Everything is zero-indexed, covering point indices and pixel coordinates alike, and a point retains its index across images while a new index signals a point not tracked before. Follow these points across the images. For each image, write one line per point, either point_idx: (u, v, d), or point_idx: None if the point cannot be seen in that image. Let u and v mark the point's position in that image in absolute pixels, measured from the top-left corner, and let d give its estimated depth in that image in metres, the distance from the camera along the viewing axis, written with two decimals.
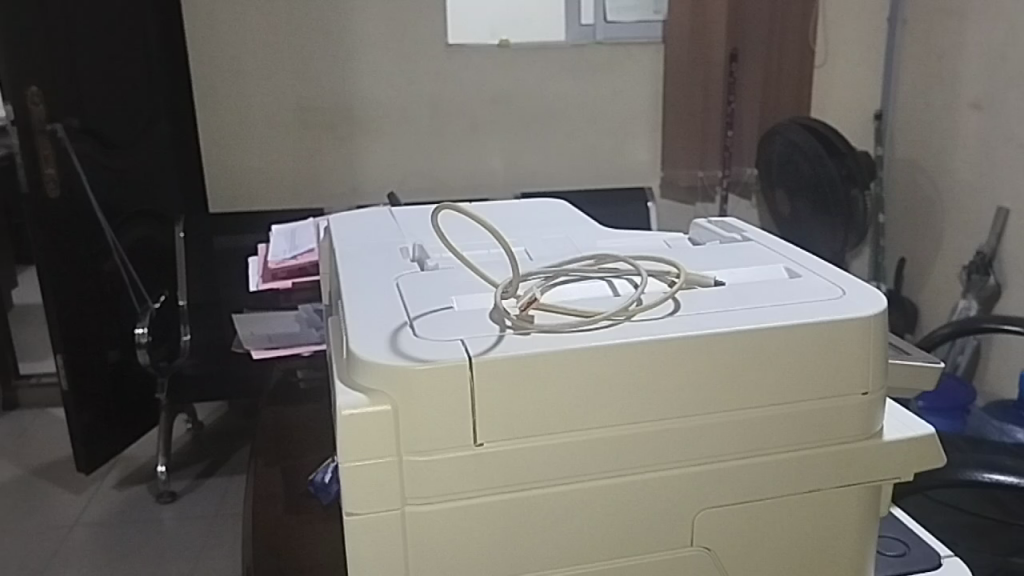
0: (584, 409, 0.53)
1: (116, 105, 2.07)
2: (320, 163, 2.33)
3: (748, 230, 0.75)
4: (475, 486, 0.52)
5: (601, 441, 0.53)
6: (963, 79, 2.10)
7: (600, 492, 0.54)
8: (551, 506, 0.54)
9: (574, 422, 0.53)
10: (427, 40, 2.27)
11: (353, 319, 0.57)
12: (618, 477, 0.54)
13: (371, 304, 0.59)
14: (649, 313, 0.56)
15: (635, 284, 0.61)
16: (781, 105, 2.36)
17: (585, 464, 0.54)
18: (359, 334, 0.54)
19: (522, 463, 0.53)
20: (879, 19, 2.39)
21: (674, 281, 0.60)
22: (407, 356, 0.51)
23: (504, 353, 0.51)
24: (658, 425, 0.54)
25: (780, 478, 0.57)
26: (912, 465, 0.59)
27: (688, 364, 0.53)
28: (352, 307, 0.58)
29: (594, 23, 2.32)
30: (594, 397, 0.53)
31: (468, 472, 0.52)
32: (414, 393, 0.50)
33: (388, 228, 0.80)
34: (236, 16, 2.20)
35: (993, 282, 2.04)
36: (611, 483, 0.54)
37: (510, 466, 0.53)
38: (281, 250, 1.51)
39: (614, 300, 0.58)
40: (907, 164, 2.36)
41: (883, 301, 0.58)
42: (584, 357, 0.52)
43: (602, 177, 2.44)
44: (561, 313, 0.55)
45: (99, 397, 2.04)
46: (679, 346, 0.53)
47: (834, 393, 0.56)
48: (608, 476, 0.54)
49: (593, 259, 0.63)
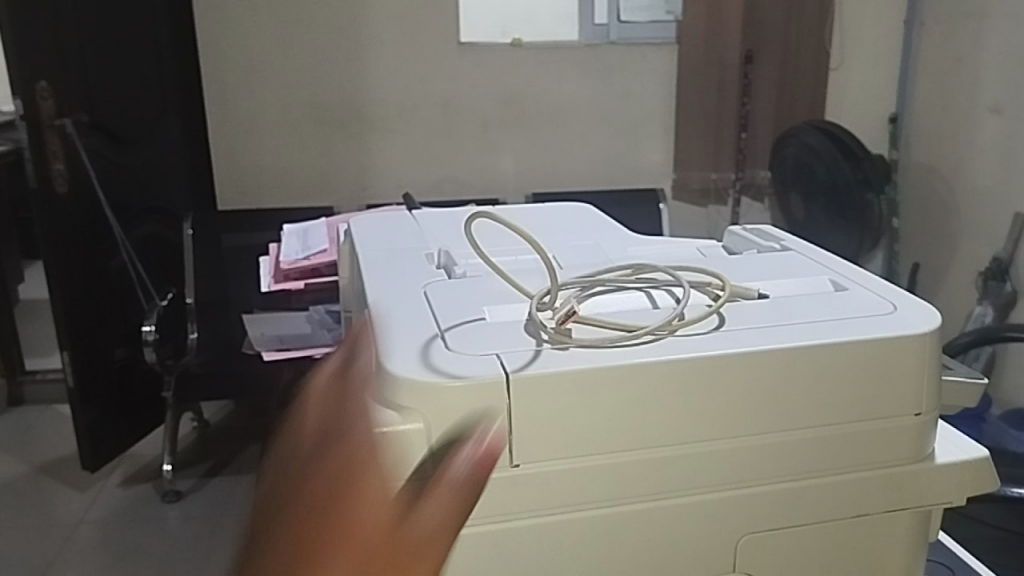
0: (626, 431, 0.50)
1: (127, 100, 2.04)
2: (331, 161, 2.30)
3: (786, 239, 0.72)
4: (510, 508, 0.50)
5: (641, 462, 0.51)
6: (982, 84, 2.07)
7: (640, 515, 0.52)
8: (590, 529, 0.51)
9: (616, 442, 0.50)
10: (439, 39, 2.24)
11: (380, 330, 0.54)
12: (660, 500, 0.52)
13: (399, 314, 0.56)
14: (696, 326, 0.53)
15: (675, 296, 0.58)
16: (795, 108, 2.33)
17: (623, 485, 0.51)
18: (390, 344, 0.52)
19: (558, 484, 0.50)
20: (896, 22, 2.36)
21: (718, 293, 0.57)
22: (438, 371, 0.48)
23: (543, 370, 0.48)
24: (702, 446, 0.51)
25: (829, 503, 0.54)
26: (964, 489, 0.56)
27: (734, 382, 0.51)
28: (380, 317, 0.56)
29: (607, 22, 2.29)
30: (636, 417, 0.50)
31: (504, 495, 0.49)
32: (447, 411, 0.48)
33: (411, 232, 0.78)
34: (246, 13, 2.18)
35: (1010, 289, 2.01)
36: (651, 506, 0.52)
37: (547, 488, 0.50)
38: (293, 250, 1.49)
39: (655, 313, 0.55)
40: (924, 168, 2.33)
41: (938, 316, 0.55)
42: (629, 375, 0.49)
43: (614, 178, 2.42)
44: (601, 327, 0.52)
45: (104, 394, 2.01)
46: (724, 364, 0.50)
47: (886, 414, 0.53)
48: (649, 499, 0.52)
49: (630, 268, 0.60)
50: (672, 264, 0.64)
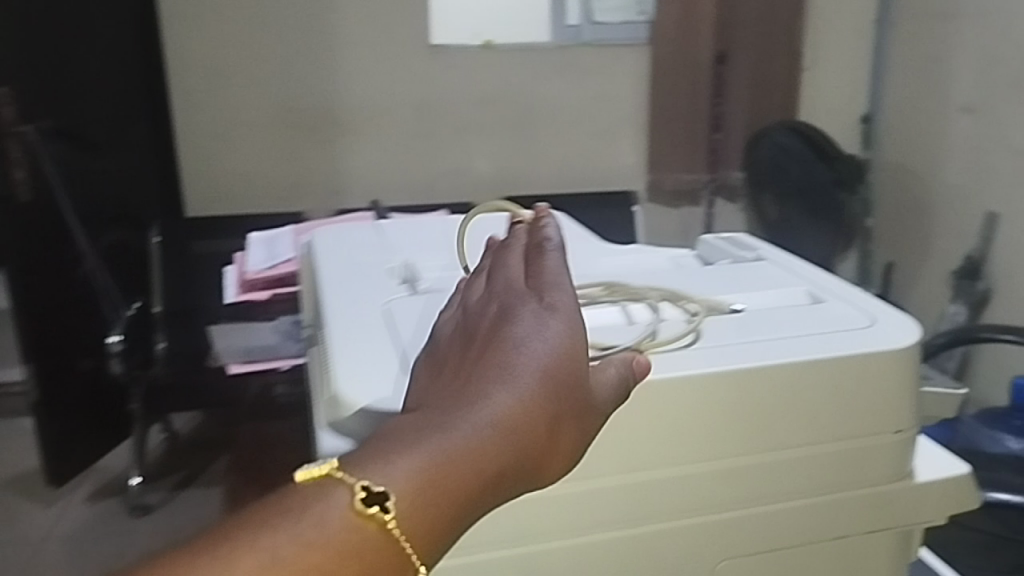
0: (607, 456, 0.51)
1: (91, 109, 1.99)
2: (301, 166, 2.26)
3: (761, 247, 0.73)
4: (497, 536, 0.50)
5: (626, 486, 0.51)
6: (954, 83, 2.07)
7: (623, 540, 0.52)
8: (575, 554, 0.52)
9: (599, 468, 0.51)
10: (410, 41, 2.21)
11: (339, 360, 0.54)
12: (644, 525, 0.52)
13: (360, 341, 0.56)
14: (670, 343, 0.53)
15: (650, 312, 0.57)
16: (768, 108, 2.32)
17: (606, 511, 0.51)
18: (361, 389, 0.51)
19: (543, 512, 0.51)
20: (868, 22, 2.36)
21: (691, 308, 0.57)
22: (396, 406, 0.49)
23: None
24: (681, 468, 0.52)
25: (808, 523, 0.55)
26: (947, 508, 0.57)
27: (713, 403, 0.51)
28: (339, 344, 0.56)
29: (579, 23, 2.27)
30: (617, 441, 0.50)
31: (490, 524, 0.50)
32: None
33: (372, 242, 0.76)
34: (213, 17, 2.13)
35: (983, 288, 2.00)
36: (635, 531, 0.52)
37: (531, 516, 0.50)
38: (259, 260, 1.45)
39: (630, 329, 0.55)
40: (896, 168, 2.32)
41: (916, 330, 0.56)
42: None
43: (587, 181, 2.39)
44: None
45: (72, 407, 1.96)
46: (702, 383, 0.51)
47: (864, 433, 0.54)
48: (633, 525, 0.52)
49: (603, 286, 0.60)
50: (644, 280, 0.64)
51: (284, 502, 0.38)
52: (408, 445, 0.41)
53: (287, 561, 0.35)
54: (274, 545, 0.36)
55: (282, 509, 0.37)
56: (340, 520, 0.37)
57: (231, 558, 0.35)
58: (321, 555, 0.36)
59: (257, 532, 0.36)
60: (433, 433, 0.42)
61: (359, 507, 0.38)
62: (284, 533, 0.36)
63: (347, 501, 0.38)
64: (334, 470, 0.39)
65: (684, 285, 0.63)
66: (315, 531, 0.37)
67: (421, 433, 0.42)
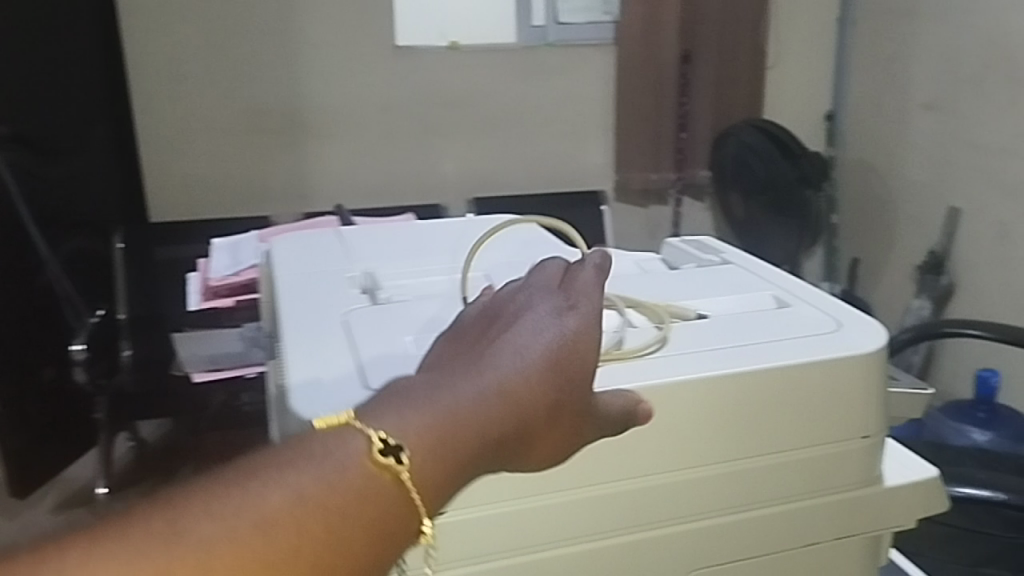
0: (585, 467, 0.51)
1: (62, 106, 1.89)
2: (266, 170, 2.24)
3: (726, 251, 0.73)
4: (477, 551, 0.50)
5: (604, 496, 0.52)
6: (916, 81, 2.09)
7: (603, 551, 0.53)
8: (556, 567, 0.52)
9: (576, 479, 0.51)
10: (375, 42, 2.20)
11: (292, 370, 0.53)
12: (622, 535, 0.53)
13: (314, 349, 0.56)
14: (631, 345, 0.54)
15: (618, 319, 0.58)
16: (734, 107, 2.33)
17: (584, 522, 0.52)
18: (306, 393, 0.50)
19: (523, 524, 0.51)
20: (830, 20, 2.38)
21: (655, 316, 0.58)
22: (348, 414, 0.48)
23: None
24: (656, 479, 0.53)
25: (779, 529, 0.56)
26: (914, 511, 0.59)
27: (689, 413, 0.52)
28: (293, 354, 0.55)
29: (545, 24, 2.27)
30: (592, 451, 0.51)
31: (471, 539, 0.50)
32: None
33: (333, 250, 0.75)
34: (175, 20, 2.11)
35: (946, 282, 2.02)
36: (614, 541, 0.53)
37: (511, 529, 0.51)
38: (222, 266, 1.43)
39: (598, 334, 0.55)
40: (860, 164, 2.34)
41: (882, 334, 0.57)
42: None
43: (555, 182, 2.39)
44: None
45: (36, 424, 1.81)
46: (678, 392, 0.52)
47: (834, 438, 0.56)
48: (612, 535, 0.53)
49: None
50: (610, 286, 0.64)
51: (304, 443, 0.39)
52: (418, 403, 0.42)
53: (307, 496, 0.36)
54: (296, 481, 0.37)
55: (302, 448, 0.38)
56: (357, 462, 0.39)
57: (255, 486, 0.36)
58: (338, 495, 0.37)
59: (279, 468, 0.37)
60: (442, 397, 0.43)
61: (374, 456, 0.39)
62: (306, 470, 0.37)
63: (364, 446, 0.39)
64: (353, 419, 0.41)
65: (649, 292, 0.64)
66: (334, 473, 0.38)
67: (430, 394, 0.43)
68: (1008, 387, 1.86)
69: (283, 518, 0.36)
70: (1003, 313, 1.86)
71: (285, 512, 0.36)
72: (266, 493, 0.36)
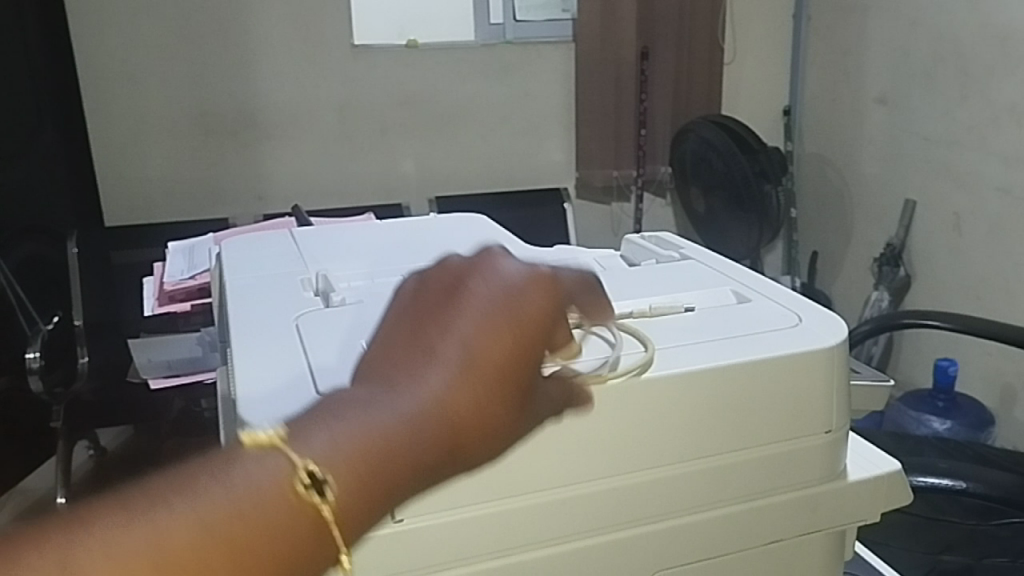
0: (555, 468, 0.50)
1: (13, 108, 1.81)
2: (223, 172, 2.21)
3: (685, 247, 0.74)
4: (449, 557, 0.49)
5: (576, 497, 0.51)
6: (869, 75, 2.11)
7: (573, 553, 0.52)
8: (527, 568, 0.52)
9: (549, 480, 0.51)
10: (333, 42, 2.17)
11: (240, 377, 0.52)
12: (595, 536, 0.52)
13: (263, 357, 0.54)
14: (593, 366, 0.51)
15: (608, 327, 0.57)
16: (693, 102, 2.34)
17: (554, 524, 0.51)
18: (252, 401, 0.49)
19: (497, 527, 0.50)
20: (785, 16, 2.39)
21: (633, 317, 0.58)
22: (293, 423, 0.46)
23: None
24: (625, 479, 0.52)
25: (741, 528, 0.56)
26: (878, 504, 0.59)
27: (655, 411, 0.52)
28: (241, 362, 0.54)
29: (503, 22, 2.26)
30: (553, 452, 0.50)
31: (442, 543, 0.49)
32: None
33: (287, 252, 0.74)
34: (126, 20, 2.06)
35: (903, 274, 2.04)
36: (588, 541, 0.52)
37: (483, 533, 0.50)
38: (177, 271, 1.42)
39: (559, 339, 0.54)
40: (816, 159, 2.37)
41: (841, 327, 0.57)
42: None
43: (516, 180, 2.39)
44: None
45: None
46: (642, 390, 0.51)
47: (795, 434, 0.55)
48: (584, 537, 0.52)
49: None
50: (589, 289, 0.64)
51: (219, 462, 0.33)
52: (351, 421, 0.36)
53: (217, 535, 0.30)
54: (210, 512, 0.31)
55: (216, 470, 0.32)
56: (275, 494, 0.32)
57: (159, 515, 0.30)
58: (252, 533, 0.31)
59: (191, 495, 0.31)
60: (375, 413, 0.36)
61: (298, 487, 0.33)
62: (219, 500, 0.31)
63: (285, 475, 0.33)
64: (280, 439, 0.34)
65: (625, 292, 0.63)
66: (251, 505, 0.32)
67: (362, 412, 0.36)
68: (965, 376, 1.88)
69: (184, 561, 0.29)
70: (960, 303, 1.88)
71: (189, 550, 0.30)
72: (174, 527, 0.30)
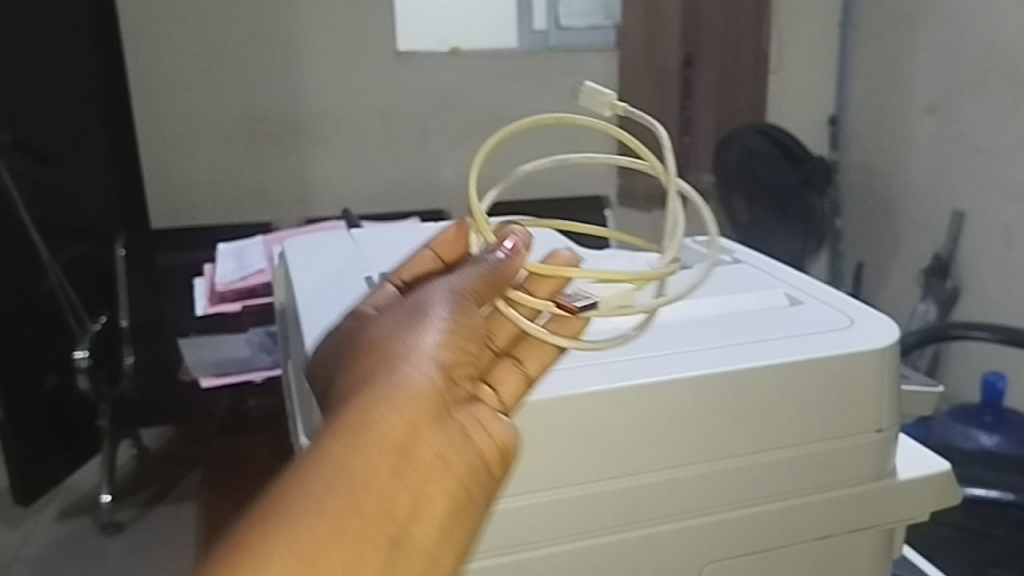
0: (607, 459, 0.52)
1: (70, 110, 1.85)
2: (268, 176, 2.23)
3: (738, 251, 0.74)
4: (514, 539, 0.52)
5: (626, 487, 0.53)
6: (917, 83, 2.08)
7: (623, 543, 0.54)
8: (584, 555, 0.53)
9: (602, 469, 0.53)
10: (377, 47, 2.19)
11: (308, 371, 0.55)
12: (643, 527, 0.54)
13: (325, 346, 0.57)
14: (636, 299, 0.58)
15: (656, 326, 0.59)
16: (738, 111, 2.33)
17: (608, 514, 0.53)
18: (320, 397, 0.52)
19: (559, 511, 0.52)
20: (832, 24, 2.38)
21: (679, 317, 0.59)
22: None
23: (547, 395, 0.51)
24: (667, 475, 0.53)
25: (793, 526, 0.57)
26: (926, 504, 0.59)
27: (694, 405, 0.53)
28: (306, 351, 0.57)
29: (547, 28, 2.27)
30: (538, 452, 0.51)
31: (507, 526, 0.52)
32: None
33: (346, 250, 0.76)
34: (177, 25, 2.10)
35: (951, 286, 1.99)
36: (638, 532, 0.54)
37: (545, 517, 0.52)
38: (229, 272, 1.47)
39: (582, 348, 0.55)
40: (863, 167, 2.33)
41: (893, 331, 0.58)
42: None
43: (558, 188, 2.39)
44: (583, 367, 0.53)
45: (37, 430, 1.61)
46: (681, 387, 0.53)
47: (844, 432, 0.56)
48: (634, 529, 0.54)
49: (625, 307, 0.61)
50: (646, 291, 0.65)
51: None
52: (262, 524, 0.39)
53: None
54: None
55: None
56: None
57: None
58: None
59: None
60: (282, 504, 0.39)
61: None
62: None
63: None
64: None
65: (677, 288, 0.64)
66: None
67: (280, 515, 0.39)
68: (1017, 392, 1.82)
69: None
70: (1007, 317, 1.83)
71: None
72: None
